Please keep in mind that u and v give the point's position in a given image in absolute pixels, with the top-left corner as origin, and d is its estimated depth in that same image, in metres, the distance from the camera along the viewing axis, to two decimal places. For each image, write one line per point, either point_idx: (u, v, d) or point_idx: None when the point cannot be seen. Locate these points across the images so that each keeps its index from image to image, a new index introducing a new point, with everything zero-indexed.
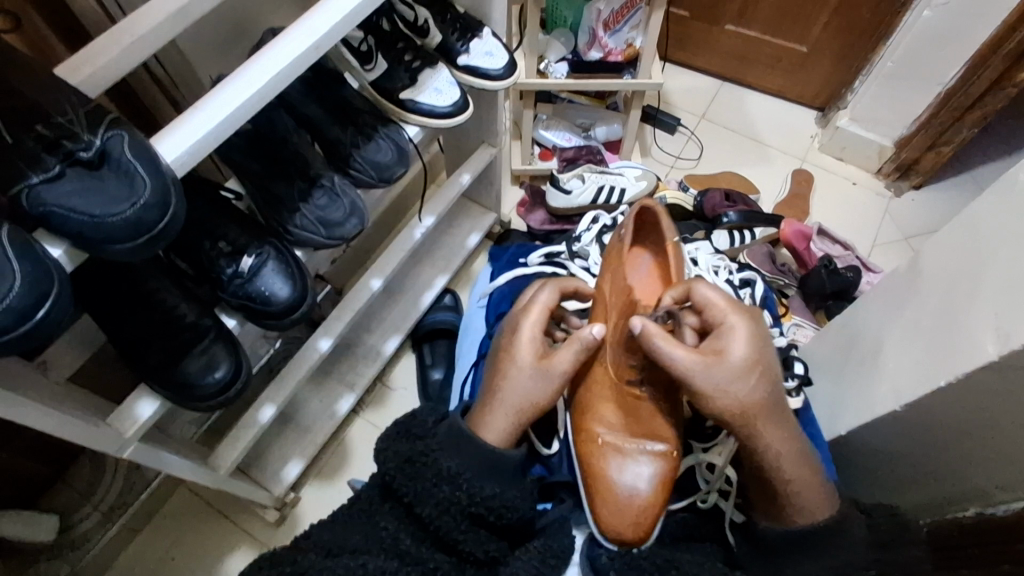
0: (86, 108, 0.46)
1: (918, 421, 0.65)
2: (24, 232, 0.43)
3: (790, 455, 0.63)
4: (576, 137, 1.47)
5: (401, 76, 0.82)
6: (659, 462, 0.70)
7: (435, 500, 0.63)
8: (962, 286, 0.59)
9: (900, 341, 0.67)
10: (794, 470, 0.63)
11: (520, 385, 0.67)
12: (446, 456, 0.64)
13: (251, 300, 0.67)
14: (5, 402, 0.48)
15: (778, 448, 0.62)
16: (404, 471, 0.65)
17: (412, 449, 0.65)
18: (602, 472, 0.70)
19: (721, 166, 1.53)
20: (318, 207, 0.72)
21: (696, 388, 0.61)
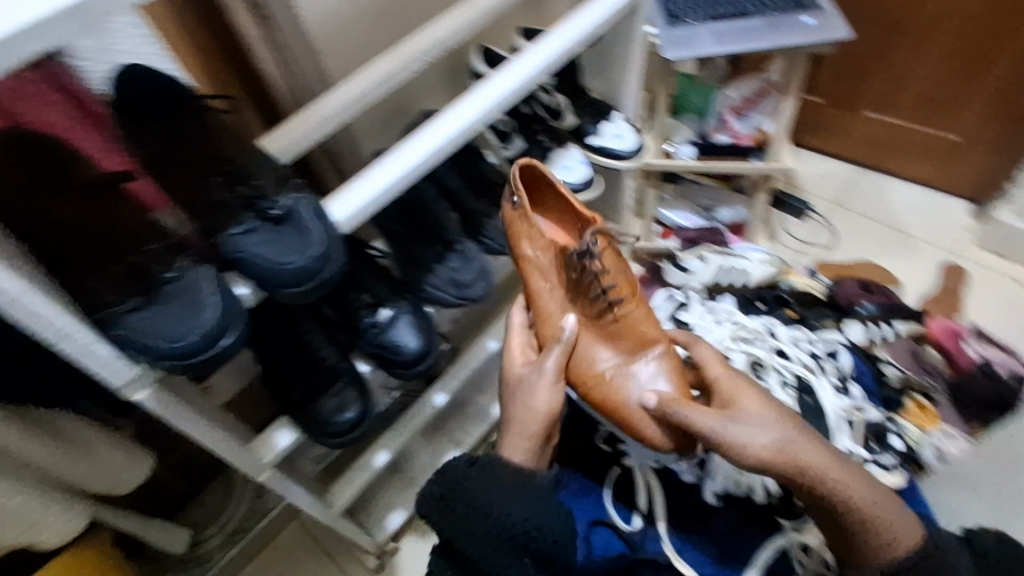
0: (278, 175, 0.55)
1: None
2: (220, 273, 0.52)
3: (848, 480, 0.62)
4: (698, 218, 1.47)
5: (536, 153, 0.90)
6: (666, 360, 0.68)
7: (473, 534, 0.62)
8: None
9: None
10: (863, 499, 0.62)
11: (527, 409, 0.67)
12: (477, 487, 0.62)
13: (384, 349, 0.73)
14: (180, 415, 0.56)
15: (839, 487, 0.61)
16: (441, 507, 0.64)
17: (446, 483, 0.64)
18: (622, 404, 0.67)
19: (856, 255, 1.45)
20: (451, 269, 0.79)
21: (720, 444, 0.60)
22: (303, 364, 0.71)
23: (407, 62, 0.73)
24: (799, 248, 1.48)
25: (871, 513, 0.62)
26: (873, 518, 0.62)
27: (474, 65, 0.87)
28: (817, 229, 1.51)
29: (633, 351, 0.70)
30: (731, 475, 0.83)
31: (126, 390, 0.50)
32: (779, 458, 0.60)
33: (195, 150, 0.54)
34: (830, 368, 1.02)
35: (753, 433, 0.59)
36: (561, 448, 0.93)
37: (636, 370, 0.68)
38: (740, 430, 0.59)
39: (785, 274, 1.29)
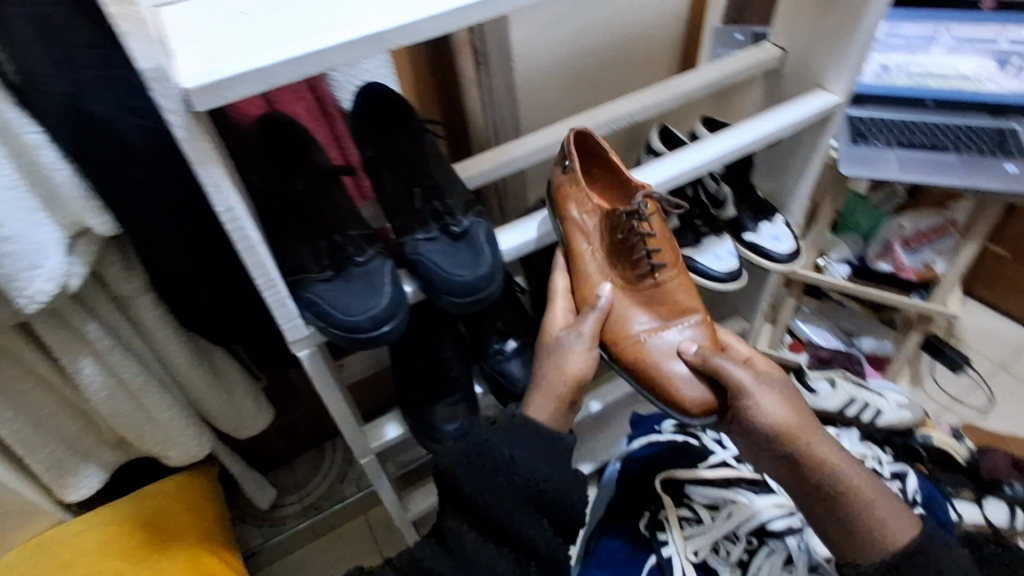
0: (465, 198, 0.62)
1: None
2: (396, 268, 0.59)
3: (840, 459, 0.63)
4: (835, 340, 1.39)
5: (687, 235, 0.91)
6: (701, 327, 0.67)
7: (493, 490, 0.58)
8: None
9: None
10: (852, 474, 0.63)
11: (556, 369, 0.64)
12: (503, 444, 0.59)
13: (501, 376, 0.77)
14: (325, 381, 0.63)
15: (835, 460, 0.62)
16: (463, 463, 0.59)
17: (469, 443, 0.59)
18: (655, 373, 0.64)
19: (1014, 429, 1.30)
20: None
21: (751, 407, 0.59)
22: (428, 370, 0.76)
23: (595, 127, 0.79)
24: (946, 403, 1.35)
25: (859, 487, 0.63)
26: (866, 502, 0.63)
27: (652, 141, 0.92)
28: (971, 387, 1.38)
29: (671, 314, 0.68)
30: None
31: (295, 344, 0.57)
32: (793, 426, 0.61)
33: (406, 161, 0.62)
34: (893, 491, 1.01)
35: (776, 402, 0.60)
36: (638, 528, 0.90)
37: (671, 332, 0.66)
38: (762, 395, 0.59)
39: (924, 426, 1.17)
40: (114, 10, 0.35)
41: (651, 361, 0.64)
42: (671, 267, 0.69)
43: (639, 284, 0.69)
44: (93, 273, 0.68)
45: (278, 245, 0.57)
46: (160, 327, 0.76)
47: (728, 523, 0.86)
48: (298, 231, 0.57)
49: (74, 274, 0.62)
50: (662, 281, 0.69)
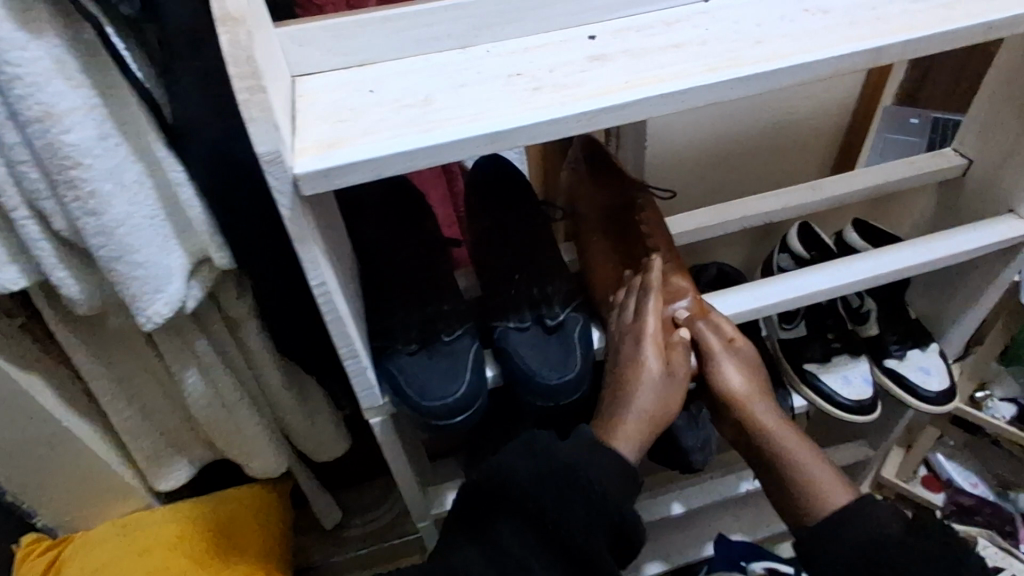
0: (566, 290, 0.59)
1: None
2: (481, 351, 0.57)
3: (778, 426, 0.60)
4: (985, 487, 1.18)
5: (815, 349, 0.80)
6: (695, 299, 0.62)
7: (578, 520, 0.51)
8: None
9: None
10: (788, 441, 0.59)
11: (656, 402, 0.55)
12: (590, 467, 0.52)
13: None
14: (393, 448, 0.61)
15: (772, 422, 0.60)
16: (544, 484, 0.51)
17: (548, 462, 0.52)
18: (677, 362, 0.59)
19: None
20: (675, 426, 0.73)
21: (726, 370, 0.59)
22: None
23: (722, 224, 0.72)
24: None
25: (790, 453, 0.59)
26: (803, 470, 0.58)
27: (789, 239, 0.83)
28: None
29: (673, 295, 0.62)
30: None
31: (368, 411, 0.56)
32: (744, 388, 0.60)
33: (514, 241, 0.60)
34: None
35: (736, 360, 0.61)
36: None
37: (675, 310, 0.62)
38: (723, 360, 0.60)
39: None
40: (243, 96, 0.35)
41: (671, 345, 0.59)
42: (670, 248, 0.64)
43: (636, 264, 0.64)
44: (210, 293, 0.72)
45: (373, 310, 0.57)
46: (260, 349, 0.79)
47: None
48: (394, 300, 0.57)
49: (192, 296, 0.66)
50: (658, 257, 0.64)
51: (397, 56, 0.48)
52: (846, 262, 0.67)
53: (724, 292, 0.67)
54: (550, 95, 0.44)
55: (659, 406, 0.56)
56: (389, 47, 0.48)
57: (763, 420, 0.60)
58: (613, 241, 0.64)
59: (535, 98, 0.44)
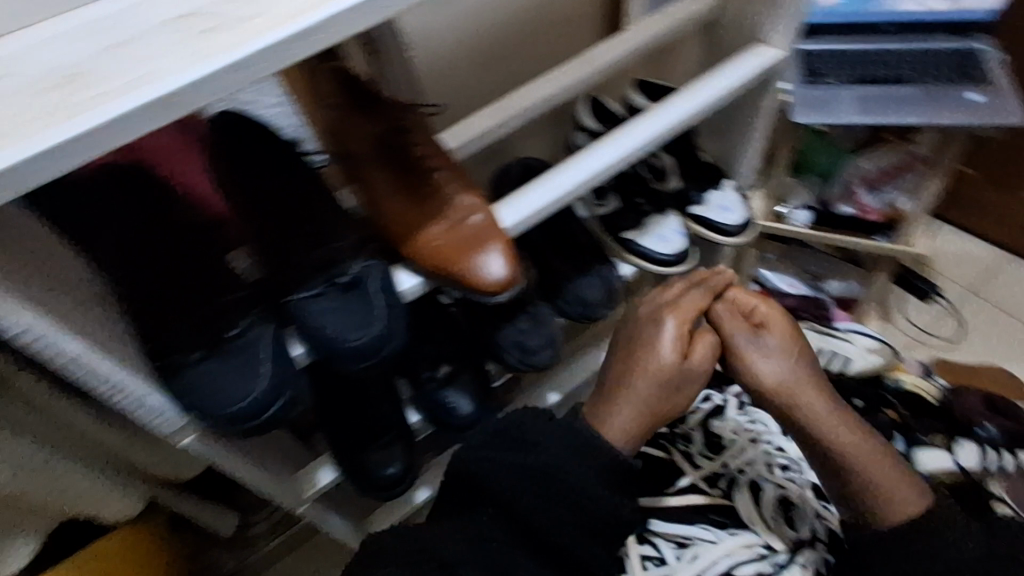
0: (355, 240, 0.54)
1: None
2: (279, 333, 0.52)
3: (850, 441, 0.67)
4: (803, 285, 1.34)
5: (630, 217, 0.83)
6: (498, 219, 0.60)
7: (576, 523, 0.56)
8: None
9: None
10: (883, 476, 0.65)
11: (653, 393, 0.66)
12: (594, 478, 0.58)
13: (436, 407, 0.72)
14: (228, 458, 0.57)
15: (834, 429, 0.67)
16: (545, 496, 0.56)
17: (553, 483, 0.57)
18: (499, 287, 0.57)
19: (985, 357, 1.29)
20: (520, 331, 0.75)
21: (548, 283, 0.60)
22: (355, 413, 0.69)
23: (503, 121, 0.66)
24: (915, 337, 1.33)
25: (880, 477, 0.65)
26: (878, 482, 0.65)
27: (581, 117, 0.82)
28: (942, 316, 1.35)
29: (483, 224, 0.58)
30: None
31: (174, 435, 0.52)
32: (787, 383, 0.69)
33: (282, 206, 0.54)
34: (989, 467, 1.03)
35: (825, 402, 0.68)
36: None
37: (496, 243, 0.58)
38: (804, 388, 0.69)
39: (895, 369, 1.16)
40: None
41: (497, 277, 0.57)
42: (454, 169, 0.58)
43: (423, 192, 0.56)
44: None
45: (139, 329, 0.49)
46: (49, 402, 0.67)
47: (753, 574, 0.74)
48: (166, 312, 0.49)
49: None
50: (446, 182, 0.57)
51: (22, 21, 0.37)
52: (626, 138, 0.65)
53: (513, 197, 0.59)
54: (233, 34, 0.37)
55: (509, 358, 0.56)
56: (3, 14, 0.37)
57: (816, 411, 0.68)
58: (395, 178, 0.56)
59: (209, 42, 0.36)
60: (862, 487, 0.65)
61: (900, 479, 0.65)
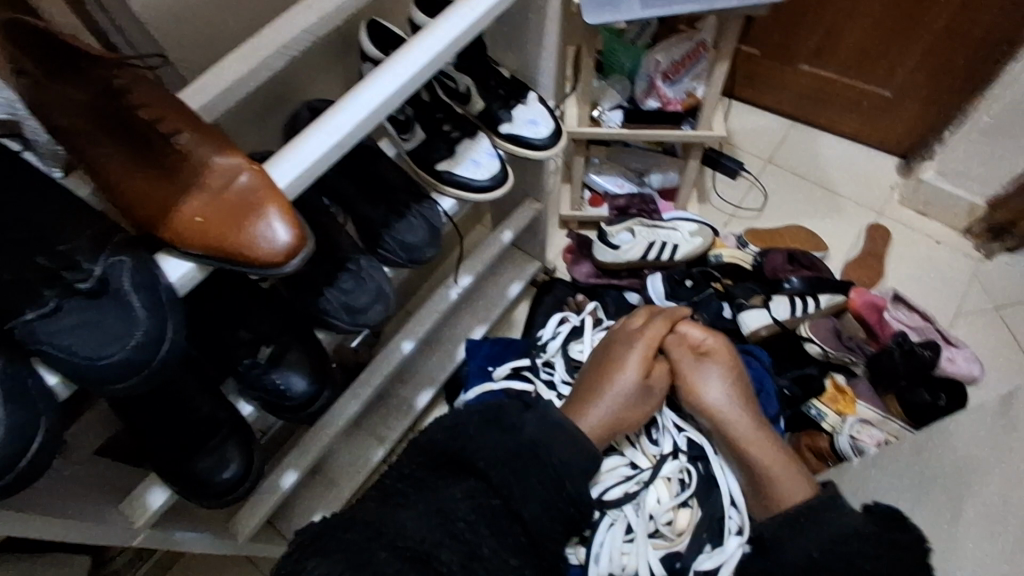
0: (92, 231, 0.45)
1: (1000, 557, 0.54)
2: (21, 367, 0.42)
3: (760, 445, 0.77)
4: (628, 183, 1.42)
5: (439, 146, 0.79)
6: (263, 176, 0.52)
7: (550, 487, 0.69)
8: None
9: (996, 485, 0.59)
10: (779, 467, 0.75)
11: (612, 398, 0.78)
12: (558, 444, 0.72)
13: (266, 392, 0.65)
14: (6, 521, 0.48)
15: (753, 443, 0.77)
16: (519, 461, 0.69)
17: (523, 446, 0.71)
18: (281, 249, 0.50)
19: (786, 218, 1.45)
20: (343, 290, 0.69)
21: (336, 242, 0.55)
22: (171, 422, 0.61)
23: (257, 67, 0.57)
24: (729, 212, 1.46)
25: (772, 468, 0.75)
26: (773, 477, 0.75)
27: (362, 46, 0.74)
28: (748, 189, 1.49)
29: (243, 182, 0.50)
30: (613, 555, 0.76)
31: None
32: (718, 403, 0.80)
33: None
34: (796, 312, 1.17)
35: (740, 407, 0.80)
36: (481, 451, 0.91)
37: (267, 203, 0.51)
38: (731, 402, 0.80)
39: (714, 246, 1.28)
40: None
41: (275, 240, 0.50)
42: (195, 127, 0.48)
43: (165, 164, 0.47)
44: None
45: None
46: None
47: (658, 508, 0.79)
48: None
49: None
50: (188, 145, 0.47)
51: None
52: (394, 67, 0.59)
53: (276, 157, 0.53)
54: None
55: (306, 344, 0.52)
56: None
57: (751, 446, 0.77)
58: (130, 154, 0.47)
59: None
60: (760, 484, 0.75)
61: (790, 472, 0.75)
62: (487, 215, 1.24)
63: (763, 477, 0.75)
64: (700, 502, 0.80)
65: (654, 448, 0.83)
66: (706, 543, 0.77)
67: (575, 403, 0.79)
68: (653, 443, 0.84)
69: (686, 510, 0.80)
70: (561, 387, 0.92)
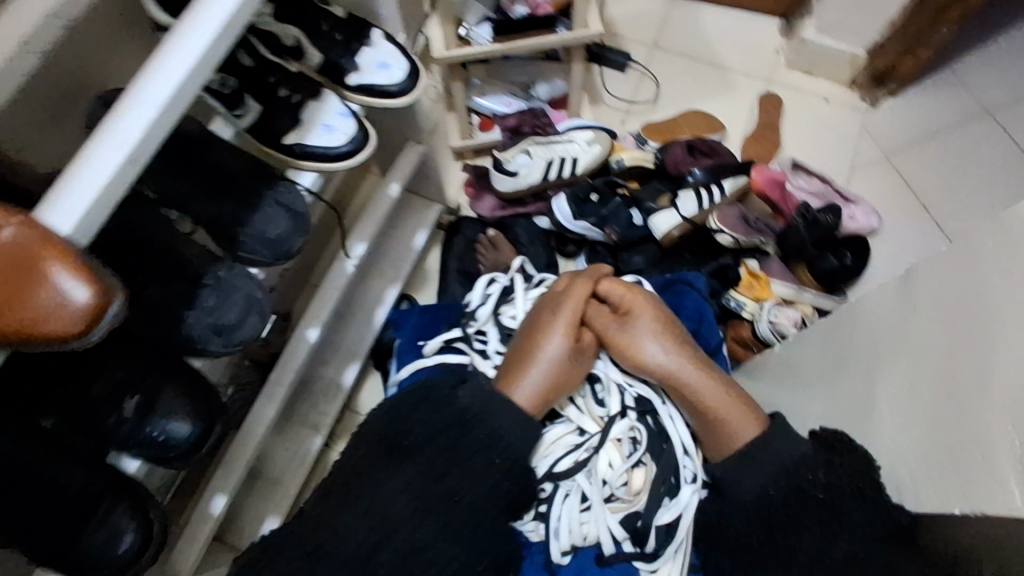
0: None
1: (920, 443, 0.58)
2: None
3: (705, 386, 0.74)
4: (516, 101, 1.32)
5: (281, 116, 0.68)
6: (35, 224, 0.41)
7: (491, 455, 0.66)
8: (967, 331, 0.55)
9: (907, 373, 0.61)
10: (725, 405, 0.73)
11: (538, 368, 0.74)
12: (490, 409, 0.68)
13: (143, 445, 0.57)
14: None
15: (697, 388, 0.74)
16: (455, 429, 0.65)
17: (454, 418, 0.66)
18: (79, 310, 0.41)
19: (681, 104, 1.41)
20: (208, 311, 0.60)
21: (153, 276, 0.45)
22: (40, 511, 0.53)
23: None
24: (624, 110, 1.40)
25: (719, 410, 0.73)
26: (722, 416, 0.72)
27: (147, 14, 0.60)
28: (639, 80, 1.43)
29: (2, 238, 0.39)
30: (572, 528, 0.75)
31: None
32: (654, 355, 0.76)
33: None
34: (705, 204, 1.14)
35: (676, 351, 0.76)
36: None
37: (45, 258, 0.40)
38: (667, 349, 0.76)
39: (614, 150, 1.23)
40: None
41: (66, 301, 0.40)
42: None
43: None
44: None
45: None
46: None
47: (611, 473, 0.77)
48: None
49: None
50: None
51: None
52: (177, 43, 0.48)
53: (57, 189, 0.42)
54: None
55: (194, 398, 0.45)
56: None
57: (696, 390, 0.74)
58: None
59: None
60: (710, 426, 0.73)
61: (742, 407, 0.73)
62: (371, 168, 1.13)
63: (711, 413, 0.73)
64: (653, 458, 0.78)
65: (601, 413, 0.80)
66: (663, 497, 0.76)
67: (506, 378, 0.75)
68: (600, 404, 0.81)
69: (641, 469, 0.77)
70: (497, 357, 0.86)
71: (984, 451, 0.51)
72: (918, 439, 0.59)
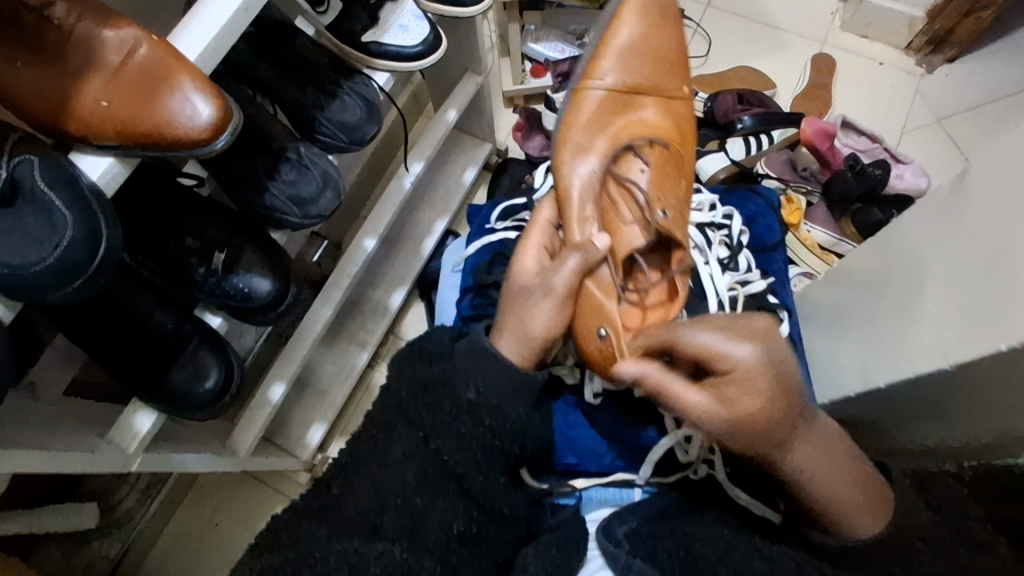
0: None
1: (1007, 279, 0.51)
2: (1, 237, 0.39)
3: (825, 478, 0.57)
4: (569, 48, 1.34)
5: (361, 16, 0.70)
6: (136, 38, 0.43)
7: (526, 335, 0.61)
8: (1011, 222, 0.52)
9: (969, 236, 0.57)
10: (832, 488, 0.57)
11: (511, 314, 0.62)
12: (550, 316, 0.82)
13: (230, 299, 0.63)
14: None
15: (804, 469, 0.57)
16: (514, 311, 0.63)
17: (507, 306, 0.64)
18: (151, 113, 0.42)
19: (731, 62, 1.43)
20: (288, 183, 0.64)
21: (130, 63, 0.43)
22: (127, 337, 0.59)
23: None
24: None
25: (821, 497, 0.58)
26: (834, 501, 0.57)
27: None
28: (690, 36, 1.46)
29: (118, 48, 0.43)
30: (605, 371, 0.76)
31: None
32: (747, 427, 0.55)
33: None
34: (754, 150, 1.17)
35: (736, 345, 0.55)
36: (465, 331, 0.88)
37: (120, 40, 0.42)
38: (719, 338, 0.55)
39: None
40: None
41: (132, 113, 0.42)
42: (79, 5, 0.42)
43: (57, 60, 0.42)
44: None
45: None
46: None
47: None
48: None
49: None
50: (65, 24, 0.42)
51: None
52: None
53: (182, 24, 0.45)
54: None
55: (163, 128, 0.42)
56: None
57: (723, 415, 0.54)
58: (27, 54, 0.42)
59: None
60: (818, 513, 0.59)
61: (870, 497, 0.57)
62: (418, 113, 1.20)
63: (814, 500, 0.58)
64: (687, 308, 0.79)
65: None
66: None
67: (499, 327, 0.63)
68: None
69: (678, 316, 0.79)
70: None
71: (1014, 304, 0.50)
72: (1003, 279, 0.51)
